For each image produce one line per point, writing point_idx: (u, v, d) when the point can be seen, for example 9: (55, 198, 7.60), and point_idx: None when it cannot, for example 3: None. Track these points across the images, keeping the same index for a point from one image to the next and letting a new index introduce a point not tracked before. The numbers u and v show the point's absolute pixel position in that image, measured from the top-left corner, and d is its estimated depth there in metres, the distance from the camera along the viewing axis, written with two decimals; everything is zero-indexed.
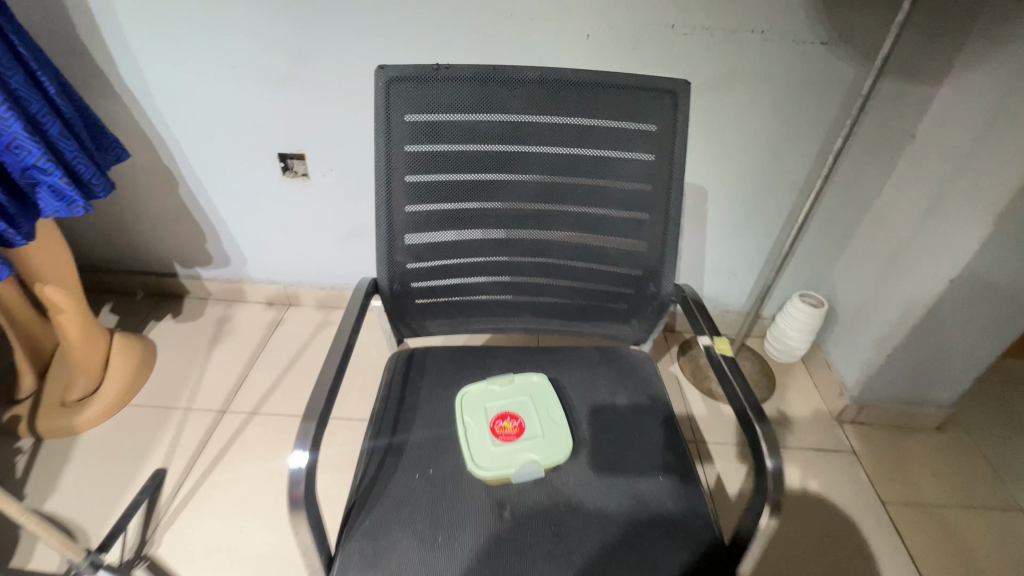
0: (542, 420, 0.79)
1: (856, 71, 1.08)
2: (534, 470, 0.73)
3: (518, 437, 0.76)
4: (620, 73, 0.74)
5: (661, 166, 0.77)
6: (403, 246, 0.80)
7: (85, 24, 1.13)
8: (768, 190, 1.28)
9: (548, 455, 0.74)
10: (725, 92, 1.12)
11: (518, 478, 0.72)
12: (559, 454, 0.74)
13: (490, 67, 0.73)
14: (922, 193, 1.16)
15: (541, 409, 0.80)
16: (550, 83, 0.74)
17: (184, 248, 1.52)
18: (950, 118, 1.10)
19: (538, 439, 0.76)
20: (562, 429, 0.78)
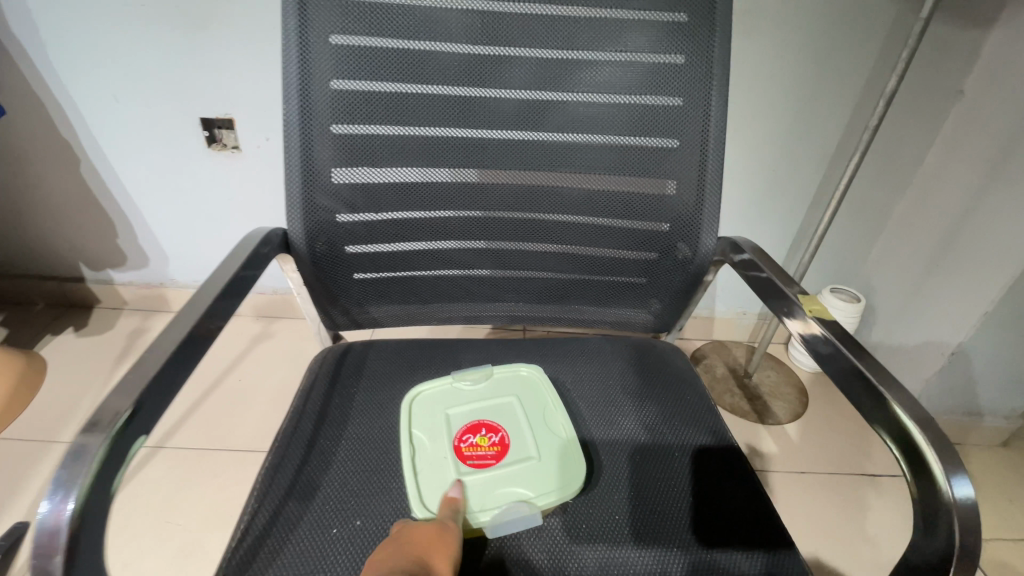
0: (535, 434, 0.55)
1: (898, 6, 0.90)
2: (523, 517, 0.48)
3: (497, 461, 0.52)
4: None
5: (694, 73, 0.55)
6: (328, 187, 0.56)
7: None
8: (793, 162, 1.08)
9: (547, 491, 0.50)
10: (742, 35, 0.93)
11: (496, 530, 0.48)
12: (566, 488, 0.50)
13: None
14: (979, 156, 0.97)
15: (533, 417, 0.56)
16: None
17: (91, 246, 1.25)
18: (1011, 59, 0.91)
19: (531, 463, 0.52)
20: (568, 447, 0.54)
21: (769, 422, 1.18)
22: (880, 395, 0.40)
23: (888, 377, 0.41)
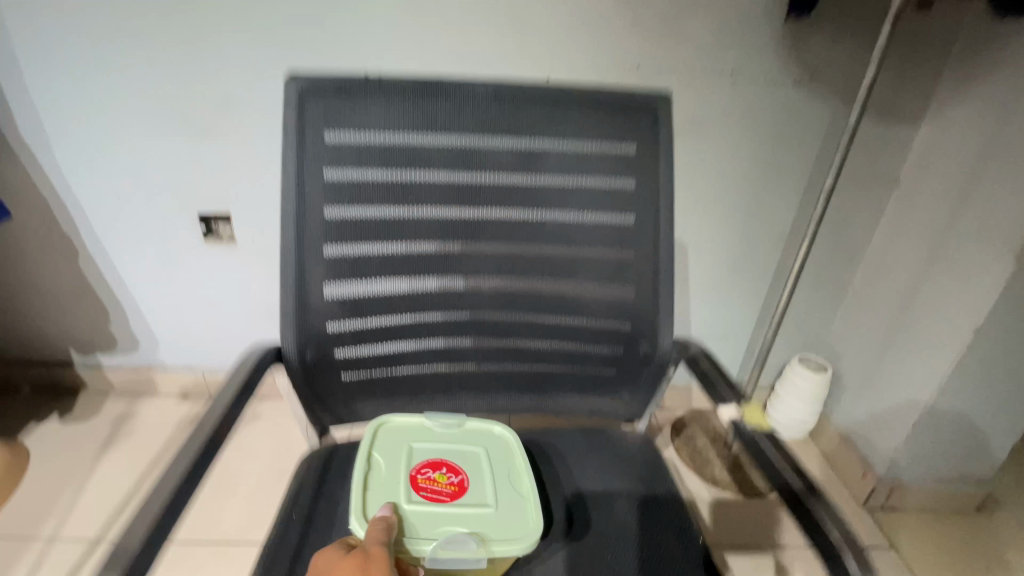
0: (488, 484, 0.63)
1: (832, 110, 1.02)
2: (461, 545, 0.57)
3: (448, 496, 0.61)
4: (590, 87, 0.61)
5: (645, 195, 0.63)
6: (320, 300, 0.61)
7: None
8: (752, 242, 1.17)
9: (491, 533, 0.59)
10: (698, 136, 1.04)
11: (435, 552, 0.56)
12: (516, 542, 0.58)
13: (433, 80, 0.60)
14: (920, 239, 1.06)
15: (489, 468, 0.65)
16: (506, 97, 0.60)
17: (83, 331, 1.27)
18: (936, 154, 1.02)
19: (477, 507, 0.61)
20: (518, 500, 0.62)
21: (751, 495, 1.20)
22: (816, 516, 0.49)
23: (823, 502, 0.50)
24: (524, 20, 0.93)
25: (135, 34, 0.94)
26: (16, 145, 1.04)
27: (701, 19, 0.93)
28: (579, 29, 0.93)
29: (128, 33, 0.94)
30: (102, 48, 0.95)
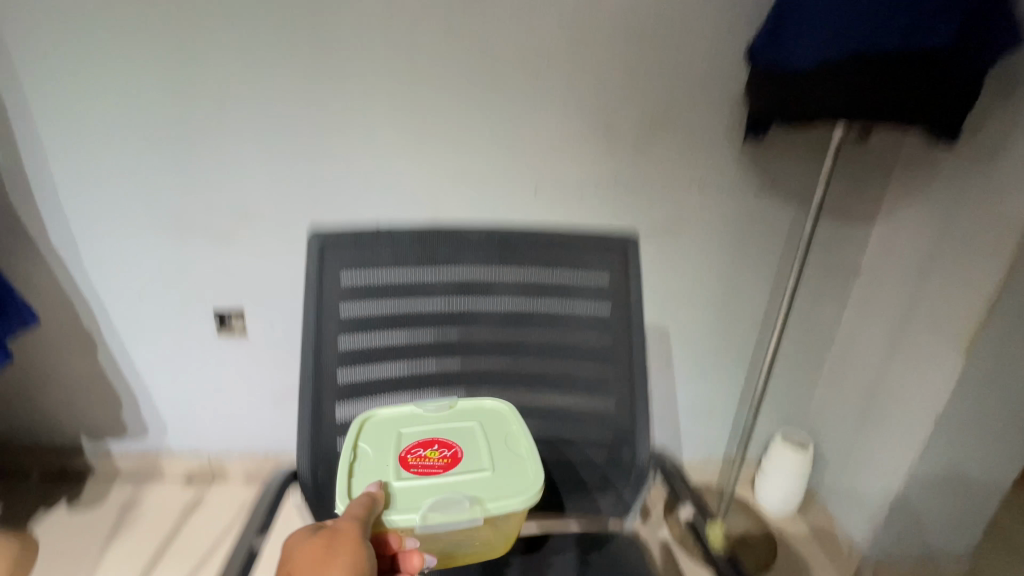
0: (481, 455, 0.67)
1: (792, 213, 1.13)
2: (461, 513, 0.61)
3: (442, 470, 0.64)
4: (568, 228, 0.72)
5: (620, 319, 0.72)
6: (333, 420, 0.68)
7: (19, 191, 1.08)
8: (729, 328, 1.26)
9: (489, 499, 0.62)
10: (673, 237, 1.14)
11: (437, 522, 0.60)
12: (514, 497, 0.62)
13: (433, 227, 0.69)
14: (882, 328, 1.14)
15: (483, 441, 0.68)
16: (497, 239, 0.70)
17: (96, 419, 1.32)
18: (890, 253, 1.12)
19: (473, 476, 0.64)
20: (512, 466, 0.66)
21: None
22: None
23: None
24: (513, 146, 1.05)
25: (166, 159, 1.05)
26: (50, 253, 1.14)
27: (668, 143, 1.05)
28: (562, 150, 1.05)
29: (160, 157, 1.05)
30: (136, 171, 1.07)
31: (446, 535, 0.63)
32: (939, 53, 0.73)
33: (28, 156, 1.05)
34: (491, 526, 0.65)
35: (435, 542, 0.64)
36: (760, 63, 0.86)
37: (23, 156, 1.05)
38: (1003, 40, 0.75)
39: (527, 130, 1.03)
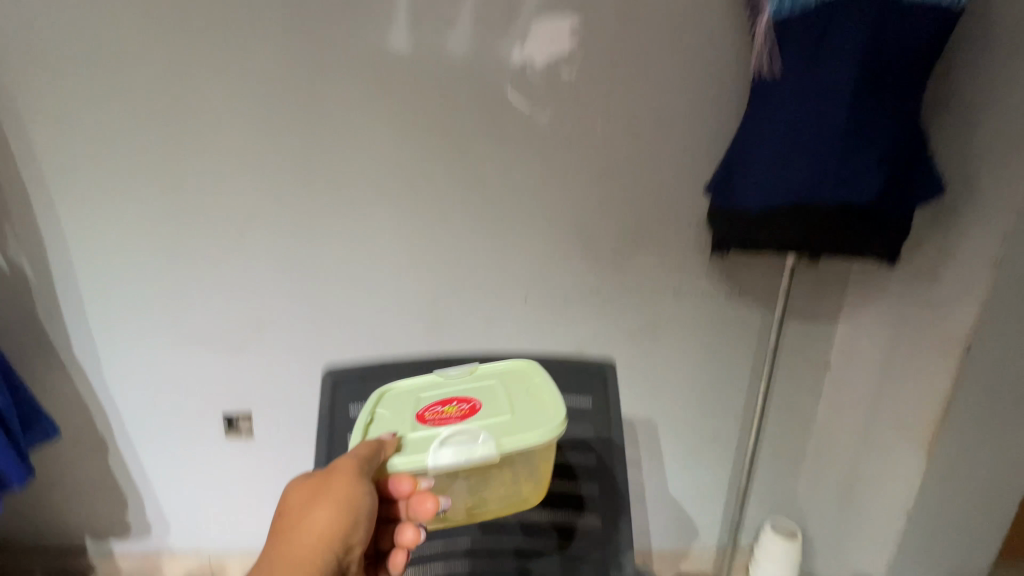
0: (500, 402, 0.72)
1: (760, 315, 1.23)
2: (472, 449, 0.65)
3: (460, 416, 0.70)
4: (551, 359, 0.86)
5: (600, 436, 0.82)
6: None
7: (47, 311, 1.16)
8: (712, 418, 1.33)
9: (502, 434, 0.67)
10: (653, 339, 1.24)
11: (448, 457, 0.65)
12: (528, 434, 0.67)
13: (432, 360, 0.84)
14: (853, 421, 1.21)
15: (503, 392, 0.74)
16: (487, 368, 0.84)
17: (100, 520, 1.35)
18: (854, 350, 1.21)
19: (491, 418, 0.70)
20: (527, 409, 0.71)
21: None
22: None
23: None
24: (503, 259, 1.15)
25: (187, 278, 1.15)
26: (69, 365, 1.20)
27: (644, 255, 1.16)
28: (548, 265, 1.16)
29: (180, 277, 1.15)
30: (158, 290, 1.16)
31: (469, 478, 0.68)
32: (869, 207, 0.83)
33: (61, 277, 1.14)
34: (513, 465, 0.70)
35: (462, 486, 0.69)
36: (716, 197, 0.97)
37: (54, 279, 1.14)
38: (927, 190, 0.85)
39: (516, 246, 1.14)
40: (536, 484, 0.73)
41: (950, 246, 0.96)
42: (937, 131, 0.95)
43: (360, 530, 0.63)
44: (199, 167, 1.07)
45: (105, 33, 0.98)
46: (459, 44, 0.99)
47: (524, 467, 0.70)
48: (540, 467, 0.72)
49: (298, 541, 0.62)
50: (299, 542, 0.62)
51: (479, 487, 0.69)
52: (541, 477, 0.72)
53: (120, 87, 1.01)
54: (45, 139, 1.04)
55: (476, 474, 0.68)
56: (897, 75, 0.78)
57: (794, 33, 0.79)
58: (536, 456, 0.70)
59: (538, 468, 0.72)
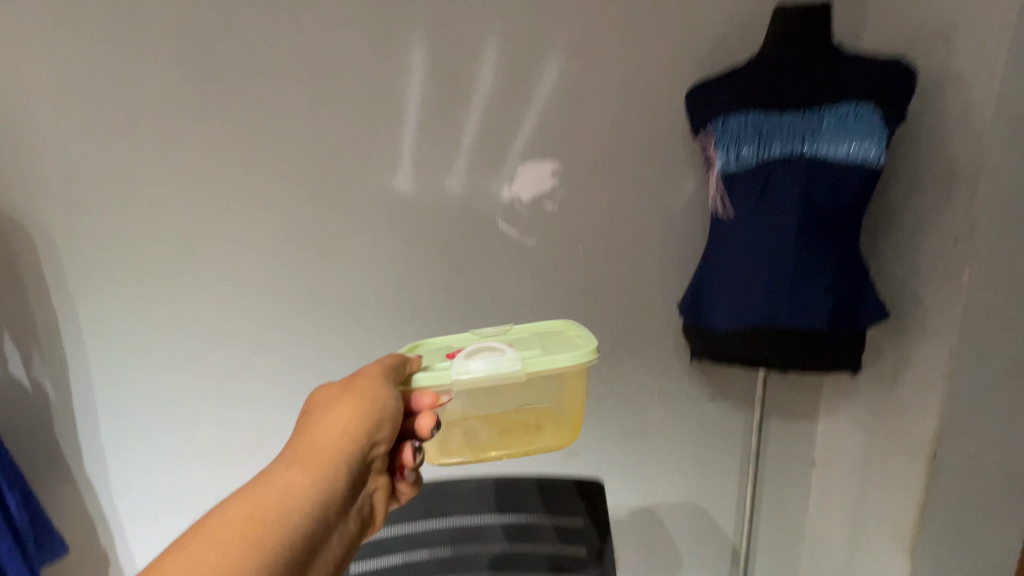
0: (529, 341, 0.79)
1: (743, 413, 1.29)
2: (494, 361, 0.71)
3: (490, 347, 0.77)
4: (543, 478, 0.99)
5: (593, 545, 0.95)
6: None
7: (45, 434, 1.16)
8: (708, 514, 1.35)
9: (525, 356, 0.73)
10: (643, 439, 1.28)
11: (472, 368, 0.71)
12: (550, 358, 0.73)
13: (431, 484, 0.96)
14: (842, 518, 1.24)
15: (532, 337, 0.81)
16: (484, 489, 0.97)
17: None
18: (835, 447, 1.26)
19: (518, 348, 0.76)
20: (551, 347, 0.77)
21: None
22: None
23: None
24: None
25: (197, 394, 1.20)
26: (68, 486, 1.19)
27: (630, 360, 1.24)
28: None
29: (190, 393, 1.19)
30: (168, 406, 1.19)
31: (493, 397, 0.75)
32: (822, 330, 0.92)
33: (80, 399, 1.16)
34: (535, 390, 0.76)
35: (490, 404, 0.75)
36: (687, 317, 1.03)
37: (74, 399, 1.16)
38: (872, 311, 0.92)
39: None
40: (564, 412, 0.77)
41: (907, 356, 1.04)
42: (886, 255, 1.06)
43: (385, 425, 0.67)
44: (221, 292, 1.15)
45: (143, 179, 1.08)
46: (457, 183, 1.13)
47: (549, 391, 0.76)
48: (566, 395, 0.77)
49: (324, 432, 0.64)
50: (324, 432, 0.64)
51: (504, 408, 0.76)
52: (563, 405, 0.77)
53: (147, 222, 1.10)
54: (70, 272, 1.10)
55: (500, 393, 0.75)
56: (833, 218, 0.89)
57: (742, 183, 0.92)
58: (560, 382, 0.76)
59: (563, 396, 0.77)
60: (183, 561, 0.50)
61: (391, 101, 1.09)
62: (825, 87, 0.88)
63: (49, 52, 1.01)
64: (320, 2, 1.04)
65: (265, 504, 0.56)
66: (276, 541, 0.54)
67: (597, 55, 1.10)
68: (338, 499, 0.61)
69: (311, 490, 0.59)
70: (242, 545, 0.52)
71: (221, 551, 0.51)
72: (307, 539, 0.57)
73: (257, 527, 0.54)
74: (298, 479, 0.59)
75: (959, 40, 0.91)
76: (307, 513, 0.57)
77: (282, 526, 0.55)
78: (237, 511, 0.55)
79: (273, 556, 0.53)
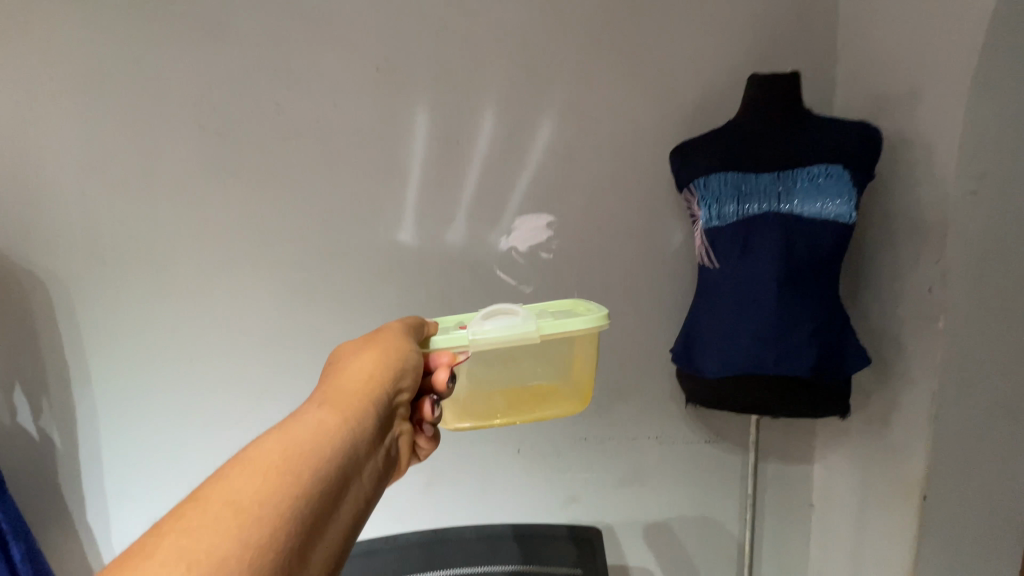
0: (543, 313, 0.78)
1: (740, 456, 1.31)
2: (509, 322, 0.70)
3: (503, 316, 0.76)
4: (543, 526, 1.00)
5: None
6: None
7: (51, 481, 1.17)
8: (709, 560, 1.34)
9: (540, 321, 0.72)
10: (642, 483, 1.29)
11: (487, 330, 0.70)
12: (563, 321, 0.71)
13: (431, 533, 0.98)
14: (843, 564, 1.23)
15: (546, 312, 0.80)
16: (484, 536, 0.98)
17: None
18: (832, 491, 1.27)
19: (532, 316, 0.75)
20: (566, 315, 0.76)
21: None
22: None
23: None
24: None
25: (201, 441, 1.21)
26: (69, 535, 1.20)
27: (627, 405, 1.26)
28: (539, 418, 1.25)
29: (194, 441, 1.21)
30: (172, 454, 1.21)
31: (506, 364, 0.73)
32: (808, 377, 0.95)
33: (87, 447, 1.18)
34: (551, 355, 0.74)
35: (503, 371, 0.74)
36: (678, 364, 1.06)
37: (81, 448, 1.18)
38: (854, 358, 0.96)
39: None
40: (576, 381, 0.76)
41: (894, 399, 1.07)
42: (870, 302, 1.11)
43: (409, 372, 0.62)
44: (229, 341, 1.19)
45: (159, 236, 1.14)
46: (457, 236, 1.18)
47: (562, 359, 0.74)
48: (579, 361, 0.75)
49: (348, 380, 0.58)
50: (348, 380, 0.58)
51: (517, 375, 0.74)
52: (578, 372, 0.75)
53: (162, 274, 1.15)
54: (86, 323, 1.15)
55: (513, 358, 0.73)
56: (811, 270, 0.94)
57: (725, 237, 0.99)
58: (573, 348, 0.74)
59: (576, 363, 0.75)
60: (212, 503, 0.40)
61: (395, 161, 1.16)
62: (798, 149, 0.96)
63: (81, 125, 1.10)
64: (333, 76, 1.14)
65: (297, 440, 0.48)
66: (315, 474, 0.46)
67: (588, 118, 1.18)
68: (371, 440, 0.53)
69: (344, 427, 0.51)
70: (278, 478, 0.43)
71: (254, 485, 0.42)
72: (345, 475, 0.48)
73: (293, 459, 0.46)
74: (329, 416, 0.52)
75: (923, 106, 1.00)
76: (343, 446, 0.50)
77: (320, 458, 0.47)
78: (265, 449, 0.46)
79: (312, 492, 0.45)
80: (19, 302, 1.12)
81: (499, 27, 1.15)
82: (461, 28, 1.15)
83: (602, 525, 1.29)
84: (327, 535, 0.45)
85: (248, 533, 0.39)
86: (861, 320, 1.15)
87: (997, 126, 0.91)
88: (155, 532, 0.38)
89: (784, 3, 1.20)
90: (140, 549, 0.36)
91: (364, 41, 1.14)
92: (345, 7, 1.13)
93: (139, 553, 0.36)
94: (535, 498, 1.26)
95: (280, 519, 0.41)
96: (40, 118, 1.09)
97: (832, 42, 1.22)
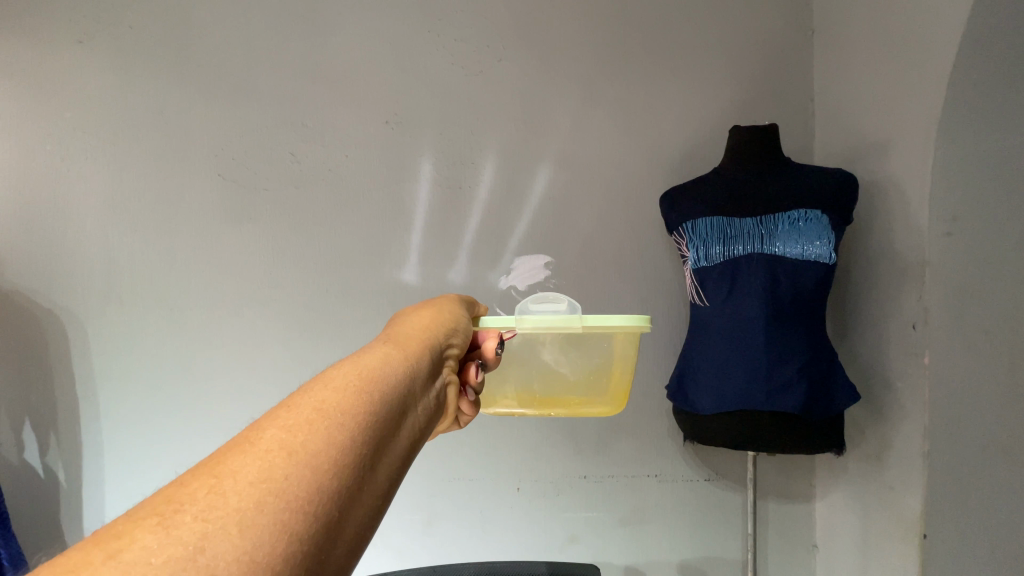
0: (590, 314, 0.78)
1: (740, 494, 1.30)
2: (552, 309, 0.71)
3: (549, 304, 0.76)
4: (550, 561, 1.00)
5: None
6: None
7: (49, 518, 1.17)
8: None
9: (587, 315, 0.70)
10: (643, 521, 1.28)
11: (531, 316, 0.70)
12: (612, 322, 0.69)
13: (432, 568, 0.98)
14: None
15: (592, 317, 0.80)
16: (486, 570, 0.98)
17: None
18: (834, 529, 1.25)
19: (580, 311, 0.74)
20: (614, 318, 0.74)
21: None
22: None
23: None
24: (496, 451, 1.26)
25: None
26: None
27: (626, 442, 1.28)
28: (539, 454, 1.26)
29: None
30: None
31: (550, 352, 0.75)
32: (800, 414, 0.97)
33: (90, 483, 1.19)
34: (594, 348, 0.75)
35: (545, 358, 0.75)
36: (674, 400, 1.08)
37: (83, 485, 1.18)
38: (845, 392, 0.99)
39: (509, 437, 1.26)
40: (613, 379, 0.77)
41: (889, 434, 1.08)
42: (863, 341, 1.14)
43: (461, 330, 0.61)
44: (235, 377, 1.21)
45: (174, 277, 1.20)
46: (458, 275, 1.23)
47: (600, 354, 0.75)
48: (618, 359, 0.75)
49: (406, 326, 0.56)
50: (406, 326, 0.56)
51: (557, 365, 0.76)
52: (618, 368, 0.76)
53: (177, 312, 1.20)
54: (101, 359, 1.19)
55: (555, 348, 0.74)
56: (797, 308, 0.99)
57: (714, 277, 1.04)
58: (614, 344, 0.74)
59: (615, 359, 0.75)
60: (299, 407, 0.38)
61: (401, 205, 1.23)
62: (777, 193, 1.02)
63: (110, 174, 1.19)
64: (345, 129, 1.23)
65: (369, 364, 0.45)
66: (388, 394, 0.43)
67: (583, 168, 1.26)
68: (430, 378, 0.51)
69: (409, 362, 0.49)
70: (356, 392, 0.41)
71: (335, 397, 0.39)
72: (411, 403, 0.46)
73: (368, 378, 0.43)
74: (394, 349, 0.49)
75: (893, 158, 1.07)
76: (408, 377, 0.47)
77: (392, 380, 0.44)
78: (339, 369, 0.43)
79: (387, 410, 0.42)
80: (36, 338, 1.17)
81: (498, 83, 1.25)
82: (465, 86, 1.24)
83: (603, 566, 1.27)
84: (399, 458, 0.42)
85: (336, 434, 0.36)
86: (852, 358, 1.18)
87: (962, 169, 0.98)
88: (248, 432, 0.36)
89: (760, 62, 1.30)
90: (236, 445, 0.34)
91: (374, 98, 1.23)
92: (358, 65, 1.23)
93: (237, 449, 0.34)
94: (535, 538, 1.26)
95: (361, 427, 0.39)
96: (72, 169, 1.18)
97: (807, 98, 1.31)
